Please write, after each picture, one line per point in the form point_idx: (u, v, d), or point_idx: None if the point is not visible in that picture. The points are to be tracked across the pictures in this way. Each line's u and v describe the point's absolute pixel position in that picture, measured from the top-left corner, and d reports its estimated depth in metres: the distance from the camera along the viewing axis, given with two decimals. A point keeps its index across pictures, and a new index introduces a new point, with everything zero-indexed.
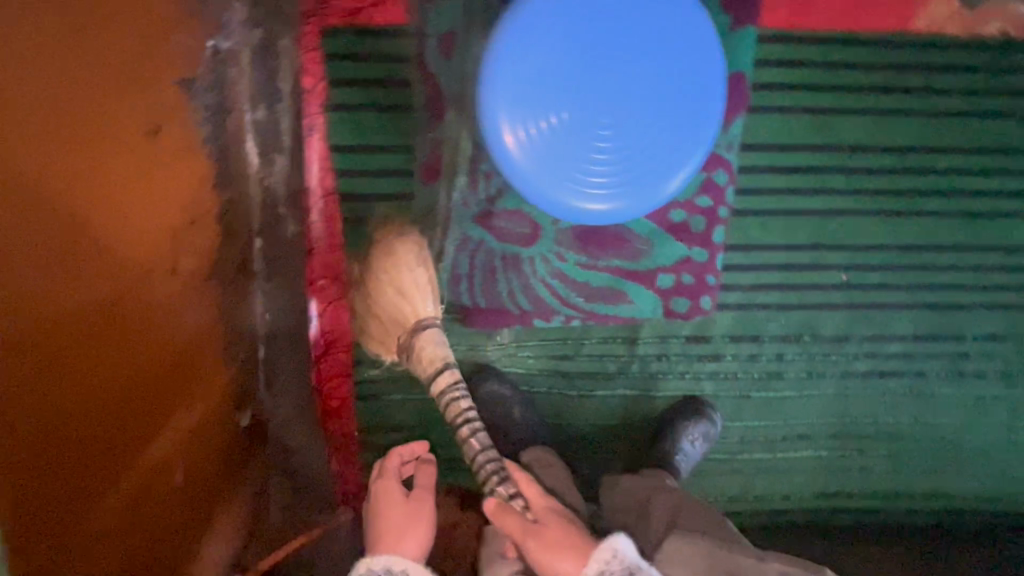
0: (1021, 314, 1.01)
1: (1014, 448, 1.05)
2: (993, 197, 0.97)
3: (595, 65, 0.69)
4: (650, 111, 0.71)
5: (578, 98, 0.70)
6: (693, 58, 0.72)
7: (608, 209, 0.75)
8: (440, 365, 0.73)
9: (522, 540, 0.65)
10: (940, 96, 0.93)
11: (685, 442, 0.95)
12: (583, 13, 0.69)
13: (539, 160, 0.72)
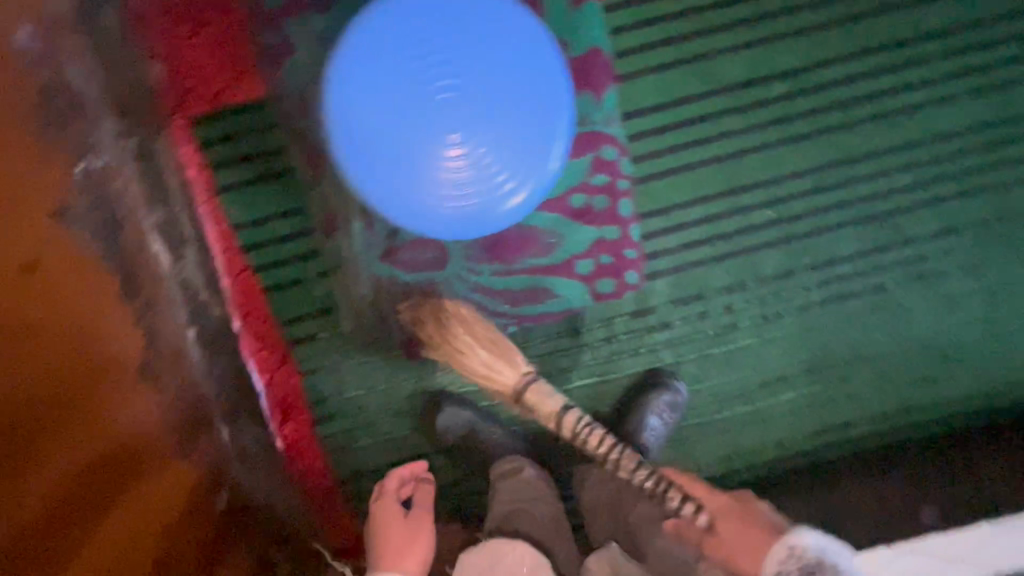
0: (962, 202, 0.97)
1: (999, 337, 1.01)
2: (897, 93, 0.94)
3: (421, 84, 0.71)
4: (493, 101, 0.72)
5: (421, 121, 0.72)
6: (509, 35, 0.73)
7: (499, 204, 0.77)
8: (559, 413, 0.77)
9: (707, 538, 0.72)
10: (811, 10, 0.91)
11: (652, 417, 0.95)
12: (388, 42, 0.71)
13: (414, 194, 0.75)
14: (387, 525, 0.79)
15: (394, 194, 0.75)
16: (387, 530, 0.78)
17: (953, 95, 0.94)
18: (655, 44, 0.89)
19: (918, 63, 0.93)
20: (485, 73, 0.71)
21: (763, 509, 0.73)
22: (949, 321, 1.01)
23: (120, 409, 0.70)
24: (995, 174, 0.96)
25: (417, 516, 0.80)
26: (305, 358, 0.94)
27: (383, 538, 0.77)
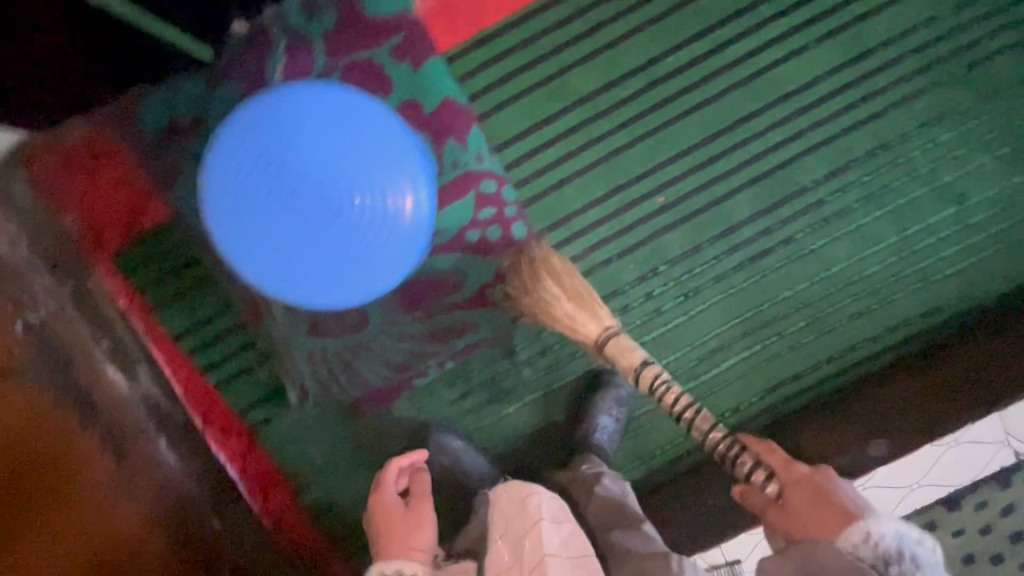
0: (837, 143, 1.02)
1: (916, 257, 1.04)
2: (744, 62, 1.00)
3: (279, 194, 0.80)
4: (342, 170, 0.80)
5: (297, 220, 0.80)
6: (323, 115, 0.81)
7: (400, 245, 0.83)
8: (640, 365, 0.85)
9: (771, 510, 0.78)
10: (641, 9, 0.97)
11: (604, 416, 0.99)
12: (233, 179, 0.80)
13: (327, 279, 0.82)
14: (391, 521, 0.83)
15: (310, 289, 0.83)
16: (391, 522, 0.82)
17: (802, 47, 1.00)
18: (507, 75, 0.95)
19: (760, 27, 0.99)
20: (322, 154, 0.80)
21: (839, 485, 0.78)
22: (863, 253, 1.04)
23: (114, 507, 0.78)
24: (865, 107, 1.01)
25: (416, 505, 0.84)
26: (270, 436, 1.02)
27: (390, 529, 0.82)
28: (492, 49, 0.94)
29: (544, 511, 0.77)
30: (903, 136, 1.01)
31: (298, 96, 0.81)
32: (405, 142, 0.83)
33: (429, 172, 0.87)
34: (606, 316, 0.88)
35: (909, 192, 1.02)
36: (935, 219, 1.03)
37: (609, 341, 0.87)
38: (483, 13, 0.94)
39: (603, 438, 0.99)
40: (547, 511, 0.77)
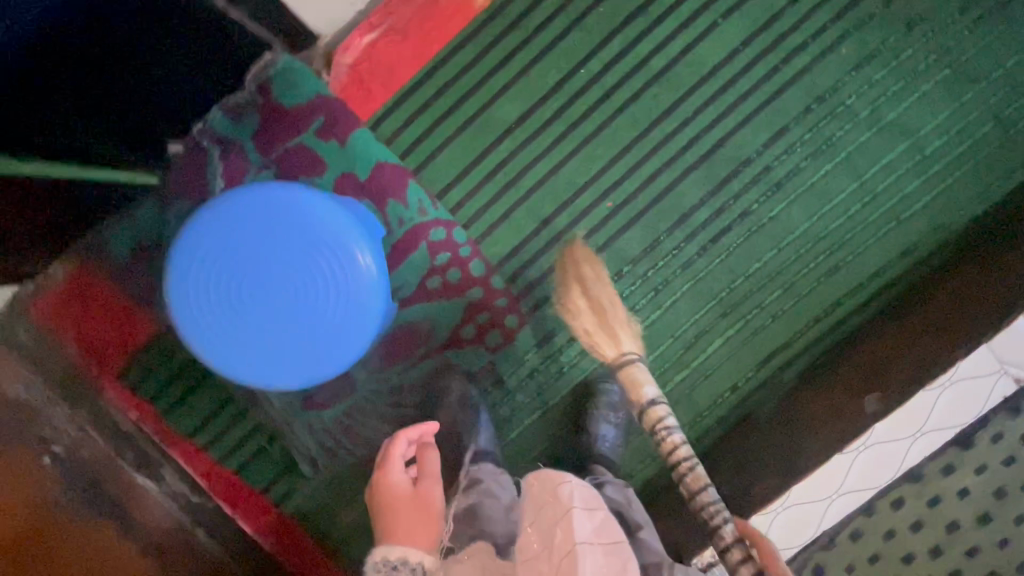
0: (772, 107, 1.01)
1: (873, 202, 1.03)
2: (660, 52, 0.99)
3: (246, 306, 0.85)
4: (287, 260, 0.85)
5: (273, 319, 0.86)
6: (246, 221, 0.85)
7: (367, 295, 0.87)
8: (647, 402, 0.76)
9: None
10: (545, 27, 0.98)
11: (603, 426, 1.01)
12: (201, 313, 0.86)
13: (320, 355, 0.88)
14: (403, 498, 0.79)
15: (311, 370, 0.88)
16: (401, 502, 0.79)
17: (714, 22, 0.99)
18: (434, 125, 0.98)
19: (669, 13, 0.99)
20: (264, 255, 0.85)
21: None
22: (823, 209, 1.04)
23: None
24: (794, 64, 1.00)
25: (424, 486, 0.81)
26: (295, 510, 1.05)
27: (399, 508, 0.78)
28: (414, 104, 0.98)
29: (576, 500, 0.65)
30: (837, 85, 1.00)
31: (216, 215, 0.85)
32: (327, 207, 0.86)
33: (364, 222, 0.90)
34: (626, 340, 0.82)
35: (856, 137, 1.02)
36: (889, 159, 1.02)
37: (622, 367, 0.80)
38: (395, 74, 0.97)
39: (606, 447, 1.00)
40: (580, 499, 0.65)
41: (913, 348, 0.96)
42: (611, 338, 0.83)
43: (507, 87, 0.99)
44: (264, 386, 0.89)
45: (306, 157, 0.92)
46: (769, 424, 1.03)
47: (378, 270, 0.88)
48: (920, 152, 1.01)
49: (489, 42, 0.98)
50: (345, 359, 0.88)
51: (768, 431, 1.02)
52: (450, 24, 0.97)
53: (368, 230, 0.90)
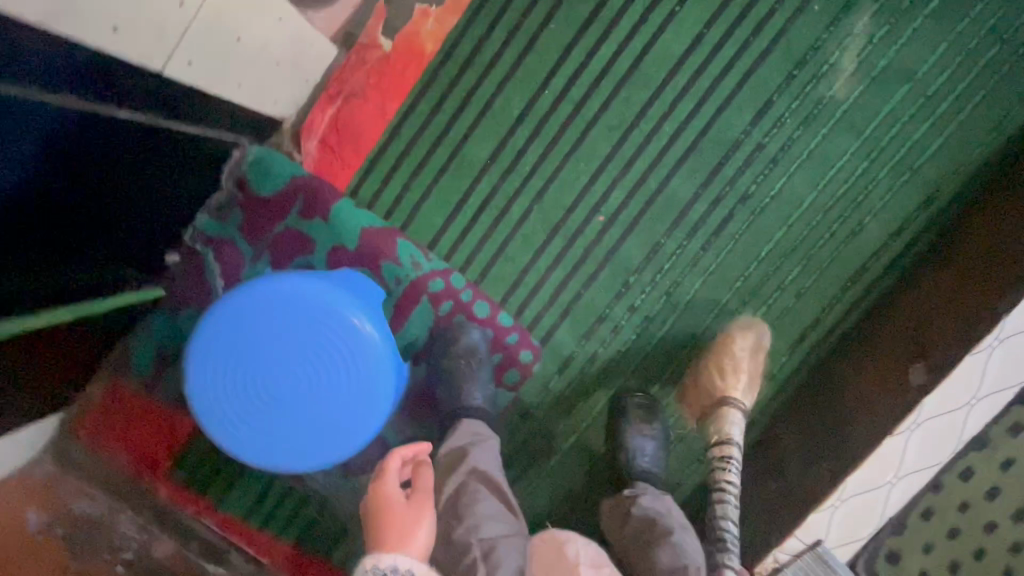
0: (752, 82, 0.95)
1: (879, 156, 0.97)
2: (623, 52, 0.95)
3: (275, 404, 0.88)
4: (295, 347, 0.87)
5: (302, 405, 0.88)
6: (244, 324, 0.87)
7: (379, 352, 0.88)
8: (724, 438, 0.95)
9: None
10: (502, 54, 0.96)
11: (640, 440, 1.00)
12: (237, 423, 0.88)
13: (356, 422, 0.89)
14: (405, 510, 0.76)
15: (353, 438, 0.90)
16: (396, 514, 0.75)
17: (675, 8, 0.94)
18: (411, 178, 0.98)
19: (624, 10, 0.94)
20: (272, 350, 0.87)
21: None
22: (828, 175, 0.98)
23: None
24: (767, 33, 0.94)
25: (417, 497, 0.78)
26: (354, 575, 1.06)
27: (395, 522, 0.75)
28: (387, 163, 0.98)
29: (583, 558, 0.82)
30: (818, 44, 0.94)
31: (214, 329, 0.87)
32: (312, 285, 0.87)
33: (350, 285, 0.91)
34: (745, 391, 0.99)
35: (849, 93, 0.95)
36: (889, 109, 0.96)
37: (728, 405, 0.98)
38: (364, 136, 0.97)
39: (645, 458, 0.99)
40: (586, 558, 0.82)
41: (954, 297, 0.86)
42: (727, 377, 0.98)
43: (476, 126, 0.97)
44: (318, 467, 0.91)
45: (294, 239, 0.94)
46: (814, 406, 0.98)
47: (381, 326, 0.89)
48: (922, 95, 0.95)
49: (449, 84, 0.96)
50: (380, 418, 0.90)
51: (812, 412, 0.97)
52: (405, 74, 0.96)
53: (358, 291, 0.91)
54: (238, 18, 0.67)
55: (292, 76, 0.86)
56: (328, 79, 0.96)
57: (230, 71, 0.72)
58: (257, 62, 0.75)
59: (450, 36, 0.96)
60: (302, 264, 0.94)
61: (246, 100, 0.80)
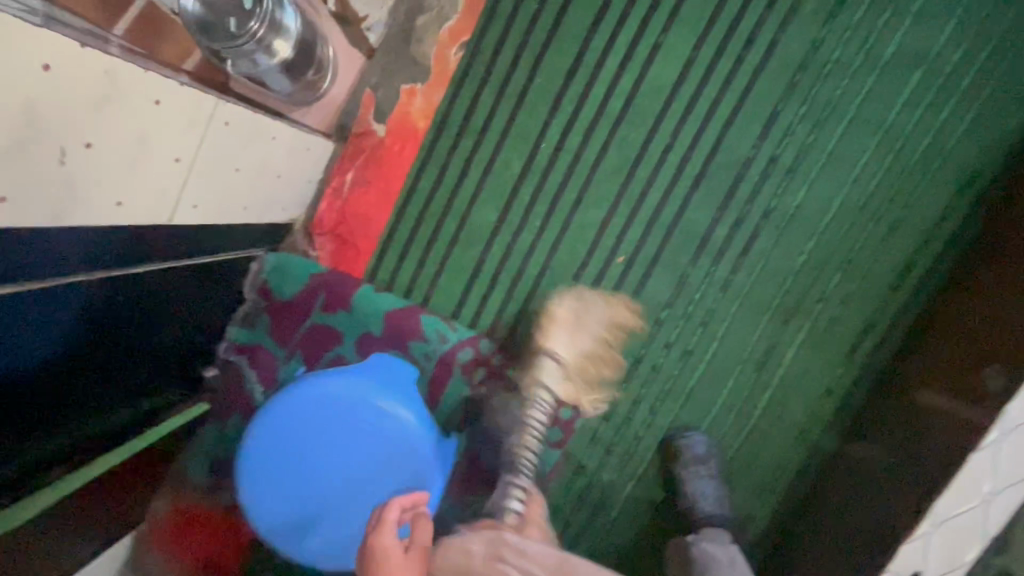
0: (753, 97, 0.92)
1: (903, 147, 0.92)
2: (614, 92, 0.93)
3: (332, 504, 0.88)
4: (336, 444, 0.88)
5: (357, 498, 0.88)
6: (281, 435, 0.88)
7: (413, 431, 0.87)
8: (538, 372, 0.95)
9: None
10: (494, 116, 0.95)
11: (699, 483, 0.96)
12: (301, 531, 0.89)
13: None
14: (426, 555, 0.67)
15: None
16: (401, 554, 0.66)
17: (659, 38, 0.92)
18: (425, 253, 0.98)
19: (607, 52, 0.92)
20: (316, 453, 0.88)
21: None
22: (852, 175, 0.93)
23: None
24: (759, 44, 0.91)
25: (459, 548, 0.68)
26: None
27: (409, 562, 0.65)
28: (399, 242, 0.98)
29: None
30: (816, 45, 0.90)
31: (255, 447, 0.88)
32: (331, 383, 0.86)
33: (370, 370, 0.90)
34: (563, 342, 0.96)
35: (859, 88, 0.91)
36: (904, 97, 0.90)
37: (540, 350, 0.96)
38: (372, 221, 0.98)
39: (708, 502, 0.96)
40: None
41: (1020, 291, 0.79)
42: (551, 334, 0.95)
43: (480, 190, 0.97)
44: None
45: (322, 336, 0.95)
46: (882, 418, 0.92)
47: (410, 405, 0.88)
48: (940, 76, 0.89)
49: (446, 155, 0.97)
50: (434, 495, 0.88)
51: (882, 425, 0.91)
52: (402, 155, 0.97)
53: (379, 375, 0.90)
54: (236, 153, 0.68)
55: (293, 182, 0.88)
56: (329, 173, 0.98)
57: (234, 198, 0.73)
58: (258, 183, 0.77)
59: (439, 109, 0.96)
60: (334, 357, 0.96)
61: (253, 217, 0.81)
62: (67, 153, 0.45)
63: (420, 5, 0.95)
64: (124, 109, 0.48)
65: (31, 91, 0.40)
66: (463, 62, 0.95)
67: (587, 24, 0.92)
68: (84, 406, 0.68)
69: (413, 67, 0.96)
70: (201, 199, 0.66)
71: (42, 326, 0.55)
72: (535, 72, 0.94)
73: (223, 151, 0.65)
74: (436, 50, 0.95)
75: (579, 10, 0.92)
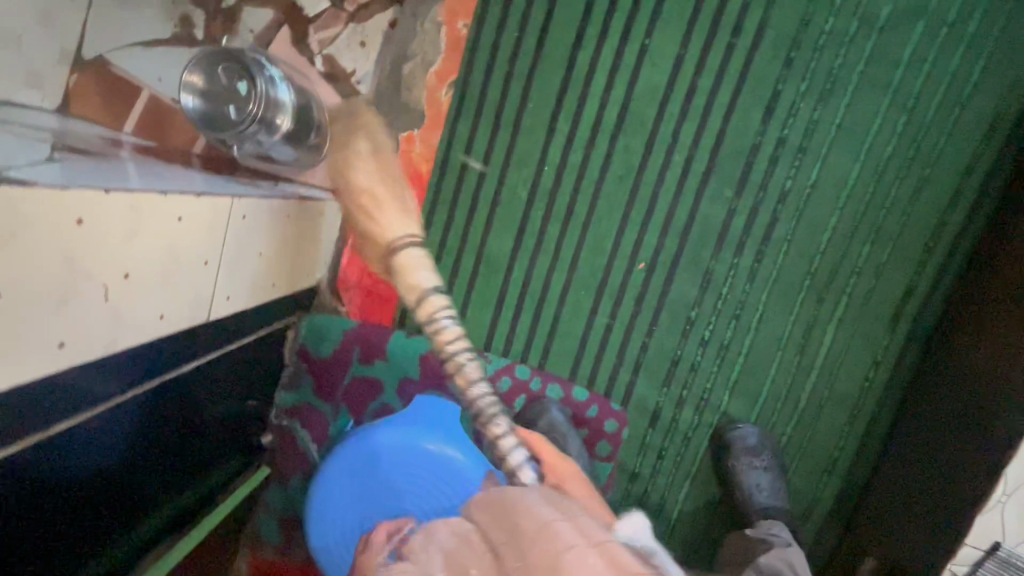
0: (750, 83, 0.90)
1: (916, 106, 0.89)
2: (608, 103, 0.93)
3: None
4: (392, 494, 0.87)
5: None
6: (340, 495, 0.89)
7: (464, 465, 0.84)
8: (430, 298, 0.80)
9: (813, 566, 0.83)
10: (493, 148, 0.96)
11: (753, 475, 0.95)
12: None
13: None
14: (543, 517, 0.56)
15: None
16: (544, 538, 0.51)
17: (645, 42, 0.91)
18: (449, 291, 1.00)
19: (595, 65, 0.92)
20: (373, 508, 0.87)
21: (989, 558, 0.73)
22: (866, 143, 0.90)
23: None
24: (747, 29, 0.89)
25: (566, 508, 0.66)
26: None
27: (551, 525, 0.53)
28: (421, 285, 1.00)
29: None
30: (807, 19, 0.88)
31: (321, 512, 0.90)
32: (380, 435, 0.89)
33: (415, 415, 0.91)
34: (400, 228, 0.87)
35: (859, 54, 0.88)
36: (909, 55, 0.87)
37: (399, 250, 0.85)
38: (393, 269, 1.00)
39: (762, 494, 0.96)
40: None
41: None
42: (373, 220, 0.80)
43: (492, 222, 0.98)
44: None
45: (363, 386, 0.97)
46: (936, 389, 0.89)
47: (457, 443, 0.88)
48: (943, 26, 0.86)
49: (453, 192, 0.98)
50: None
51: (937, 396, 0.88)
52: (411, 201, 0.99)
53: (422, 418, 0.90)
54: (255, 238, 0.71)
55: (312, 247, 0.90)
56: (344, 229, 1.01)
57: (261, 278, 0.76)
58: (279, 258, 0.80)
59: (439, 150, 0.97)
60: (379, 406, 0.98)
61: (281, 290, 0.84)
62: (110, 290, 0.48)
63: (404, 53, 0.96)
64: (152, 236, 0.51)
65: (69, 248, 0.43)
66: (455, 100, 0.96)
67: (570, 41, 0.92)
68: (153, 499, 0.73)
69: (408, 114, 0.98)
70: (231, 289, 0.69)
71: (105, 446, 0.59)
72: (527, 97, 0.94)
73: (243, 241, 0.68)
74: (427, 94, 0.97)
75: (559, 28, 0.92)
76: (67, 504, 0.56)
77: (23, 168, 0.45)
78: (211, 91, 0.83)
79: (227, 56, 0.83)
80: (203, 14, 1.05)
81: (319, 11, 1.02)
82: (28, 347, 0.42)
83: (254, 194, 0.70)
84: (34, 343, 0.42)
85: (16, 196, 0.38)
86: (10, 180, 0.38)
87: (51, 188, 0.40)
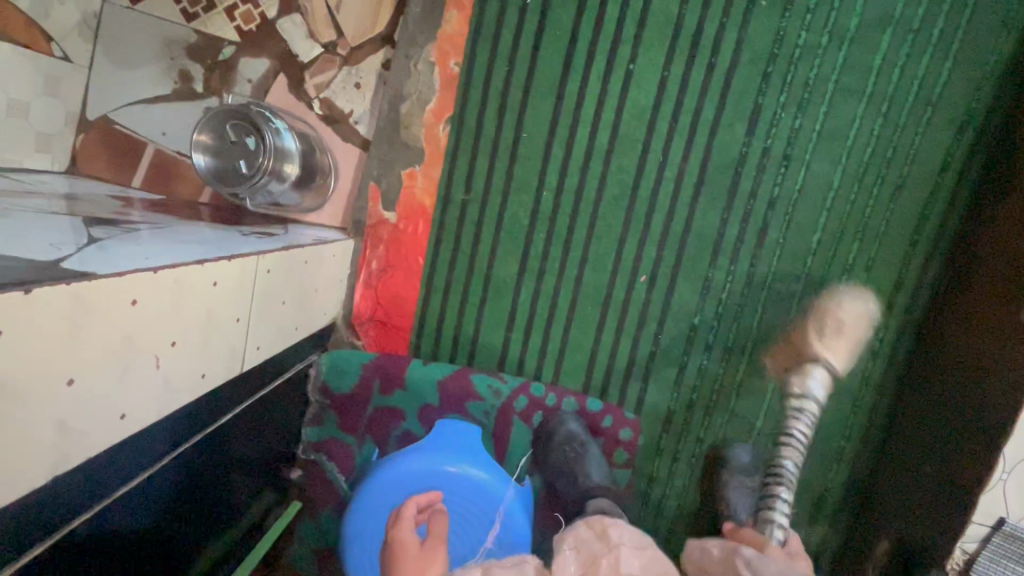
0: (733, 98, 0.95)
1: (891, 108, 0.93)
2: (599, 127, 0.97)
3: None
4: None
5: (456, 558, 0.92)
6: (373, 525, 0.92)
7: (484, 482, 0.91)
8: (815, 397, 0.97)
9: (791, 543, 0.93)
10: (492, 176, 1.00)
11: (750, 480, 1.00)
12: None
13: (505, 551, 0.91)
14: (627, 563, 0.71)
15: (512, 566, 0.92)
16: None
17: (630, 66, 0.95)
18: (460, 317, 1.03)
19: (584, 91, 0.96)
20: None
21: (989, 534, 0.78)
22: (847, 147, 0.95)
23: None
24: (725, 48, 0.94)
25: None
26: None
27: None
28: (434, 313, 1.04)
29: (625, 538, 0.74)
30: (780, 35, 0.93)
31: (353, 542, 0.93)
32: (405, 463, 0.91)
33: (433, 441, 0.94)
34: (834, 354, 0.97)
35: (833, 64, 0.93)
36: (880, 61, 0.92)
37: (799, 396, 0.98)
38: (406, 300, 1.04)
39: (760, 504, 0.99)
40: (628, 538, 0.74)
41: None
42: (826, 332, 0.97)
43: (496, 248, 1.02)
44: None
45: (386, 416, 1.01)
46: (932, 377, 0.94)
47: (475, 462, 0.92)
48: (910, 31, 0.91)
49: (457, 222, 1.02)
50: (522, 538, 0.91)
51: (934, 383, 0.93)
52: (417, 233, 1.03)
53: (442, 443, 0.94)
54: (280, 287, 0.74)
55: (328, 287, 0.94)
56: (355, 266, 1.04)
57: (286, 323, 0.80)
58: (301, 302, 0.83)
59: (441, 183, 1.01)
60: (402, 433, 1.01)
61: (303, 332, 0.88)
62: (160, 357, 0.51)
63: (400, 94, 0.99)
64: (193, 302, 0.55)
65: (126, 325, 0.46)
66: (453, 134, 1.00)
67: (558, 71, 0.96)
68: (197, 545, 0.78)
69: (408, 152, 1.01)
70: (261, 338, 0.72)
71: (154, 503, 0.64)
72: (522, 128, 0.98)
73: (269, 292, 0.71)
74: (425, 131, 1.00)
75: (547, 59, 0.96)
76: (117, 554, 0.60)
77: (77, 253, 0.48)
78: (223, 149, 0.87)
79: (235, 115, 0.86)
80: (202, 68, 1.09)
81: (314, 57, 1.08)
82: (94, 420, 0.45)
83: (275, 246, 0.73)
84: (99, 417, 0.46)
85: (92, 289, 0.42)
86: (77, 274, 0.42)
87: (112, 275, 0.44)
